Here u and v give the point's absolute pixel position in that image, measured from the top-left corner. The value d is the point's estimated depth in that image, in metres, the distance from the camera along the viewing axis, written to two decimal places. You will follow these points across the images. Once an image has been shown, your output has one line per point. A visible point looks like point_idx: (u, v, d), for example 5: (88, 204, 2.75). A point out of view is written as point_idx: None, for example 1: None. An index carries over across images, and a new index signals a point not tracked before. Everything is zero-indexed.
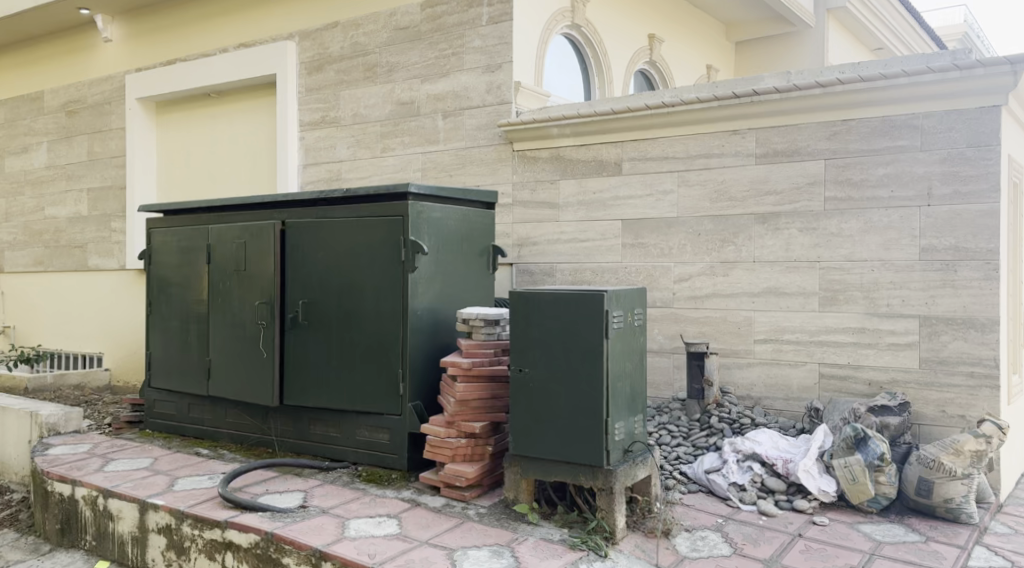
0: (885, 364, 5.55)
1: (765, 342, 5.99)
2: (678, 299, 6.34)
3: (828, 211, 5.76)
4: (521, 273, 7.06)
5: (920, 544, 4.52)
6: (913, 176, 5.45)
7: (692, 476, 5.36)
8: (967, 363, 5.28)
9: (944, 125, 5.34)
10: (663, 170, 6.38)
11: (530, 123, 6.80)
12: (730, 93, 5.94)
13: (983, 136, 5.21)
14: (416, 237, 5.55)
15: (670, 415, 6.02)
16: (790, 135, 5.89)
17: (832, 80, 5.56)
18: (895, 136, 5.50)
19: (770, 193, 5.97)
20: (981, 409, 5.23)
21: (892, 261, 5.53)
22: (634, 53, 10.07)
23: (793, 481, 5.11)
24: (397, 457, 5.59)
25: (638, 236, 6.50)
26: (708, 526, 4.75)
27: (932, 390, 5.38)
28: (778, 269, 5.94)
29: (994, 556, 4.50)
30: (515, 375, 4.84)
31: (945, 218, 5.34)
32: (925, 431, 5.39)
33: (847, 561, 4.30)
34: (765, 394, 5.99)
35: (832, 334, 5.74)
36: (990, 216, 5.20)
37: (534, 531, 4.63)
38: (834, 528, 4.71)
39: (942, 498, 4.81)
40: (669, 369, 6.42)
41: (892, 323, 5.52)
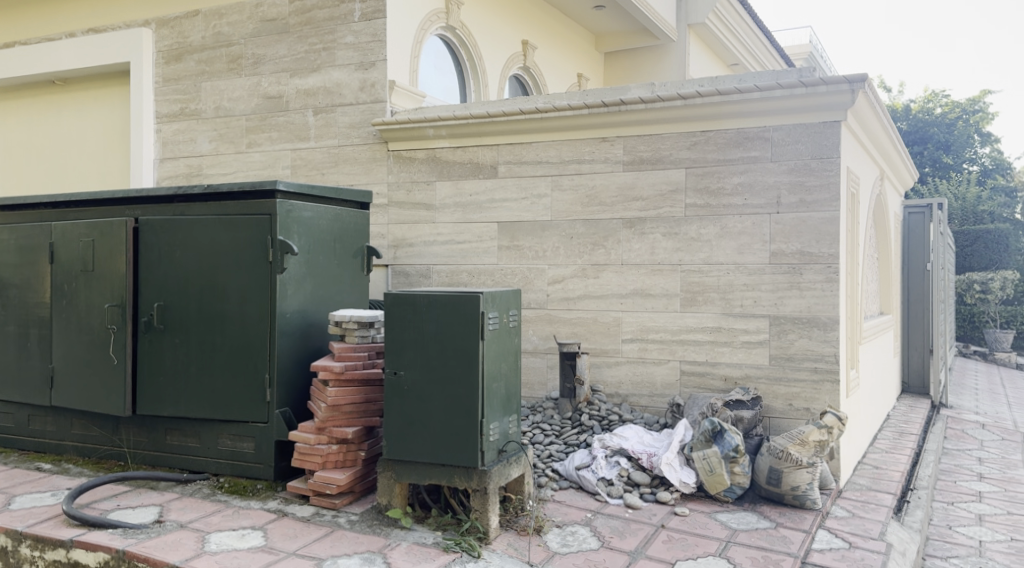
0: (739, 361, 5.88)
1: (633, 341, 6.21)
2: (551, 300, 6.47)
3: (689, 217, 6.04)
4: (397, 275, 6.99)
5: (770, 530, 4.82)
6: (764, 185, 5.81)
7: (563, 473, 5.46)
8: (811, 359, 5.67)
9: (791, 138, 5.73)
10: (536, 173, 6.50)
11: (404, 123, 6.75)
12: (599, 101, 6.13)
13: (825, 149, 5.63)
14: (285, 237, 5.35)
15: (543, 414, 6.13)
16: (655, 143, 6.14)
17: (692, 93, 5.84)
18: (748, 147, 5.86)
19: (637, 198, 6.19)
20: (823, 402, 5.63)
21: (745, 265, 5.88)
22: (508, 58, 10.18)
23: (657, 474, 5.33)
24: (263, 468, 5.37)
25: (513, 238, 6.58)
26: (578, 521, 4.86)
27: (780, 385, 5.76)
28: (644, 272, 6.17)
29: (834, 538, 4.82)
30: (390, 378, 4.76)
31: (792, 225, 5.73)
32: (774, 423, 5.76)
33: (706, 550, 4.51)
34: (632, 392, 6.21)
35: (693, 333, 6.03)
36: (831, 224, 5.62)
37: (407, 536, 4.58)
38: (694, 518, 4.94)
39: (789, 486, 5.14)
40: (543, 369, 6.54)
41: (746, 322, 5.87)
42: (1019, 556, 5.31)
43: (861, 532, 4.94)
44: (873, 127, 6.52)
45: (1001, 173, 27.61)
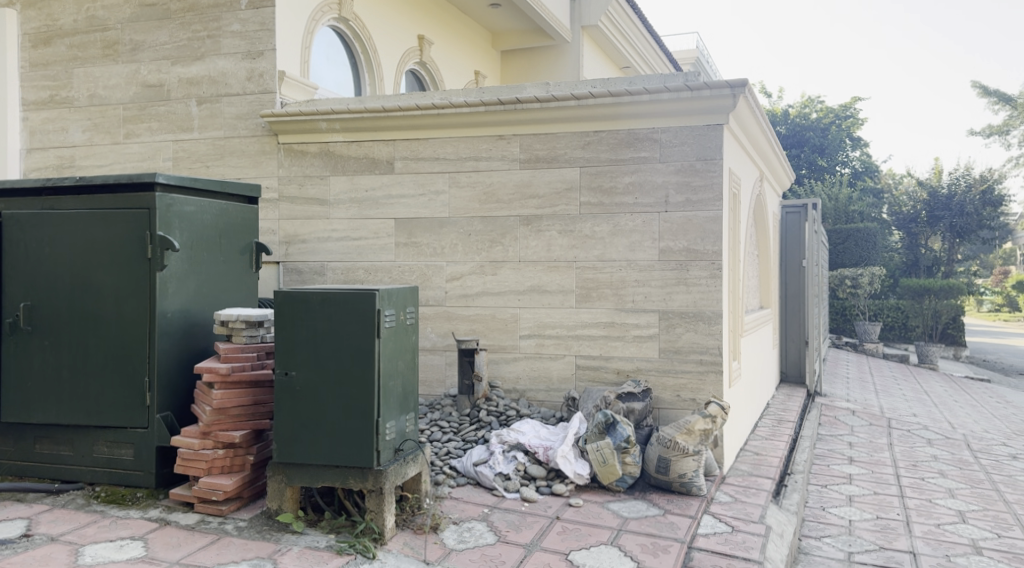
0: (631, 355, 6.03)
1: (530, 337, 6.27)
2: (449, 297, 6.44)
3: (583, 215, 6.14)
4: (289, 272, 6.80)
5: (659, 517, 4.96)
6: (653, 184, 5.97)
7: (461, 470, 5.45)
8: (697, 352, 5.88)
9: (678, 139, 5.92)
10: (432, 170, 6.45)
11: (295, 115, 6.56)
12: (495, 99, 6.14)
13: (709, 151, 5.84)
14: (165, 232, 5.11)
15: (441, 411, 6.10)
16: (550, 142, 6.21)
17: (585, 93, 5.94)
18: (638, 147, 6.01)
19: (533, 196, 6.25)
20: (708, 392, 5.85)
21: (637, 262, 6.03)
22: (403, 52, 10.06)
23: (553, 467, 5.40)
24: (143, 475, 5.11)
25: (411, 234, 6.51)
26: (475, 517, 4.86)
27: (669, 377, 5.94)
28: (541, 269, 6.24)
29: (719, 522, 5.01)
30: (280, 379, 4.62)
31: (680, 223, 5.92)
32: (663, 414, 5.94)
33: (598, 539, 4.61)
34: (529, 387, 6.26)
35: (588, 328, 6.14)
36: (715, 222, 5.84)
37: (299, 540, 4.46)
38: (587, 509, 5.03)
39: (677, 474, 5.32)
40: (440, 367, 6.51)
41: (637, 317, 6.02)
42: (884, 533, 5.68)
43: (743, 515, 5.15)
44: (754, 130, 6.82)
45: (870, 175, 29.45)
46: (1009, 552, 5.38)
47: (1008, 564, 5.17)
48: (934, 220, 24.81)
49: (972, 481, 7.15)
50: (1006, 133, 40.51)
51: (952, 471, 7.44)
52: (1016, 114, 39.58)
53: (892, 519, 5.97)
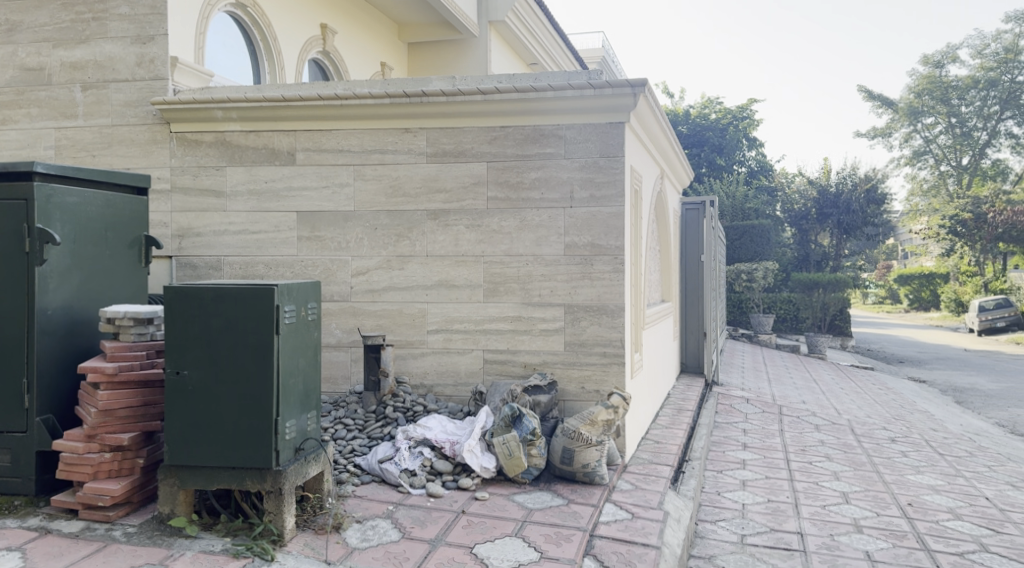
0: (537, 349, 6.08)
1: (437, 332, 6.23)
2: (354, 293, 6.33)
3: (490, 210, 6.14)
4: (183, 267, 6.53)
5: (563, 507, 5.02)
6: (559, 180, 6.03)
7: (365, 468, 5.37)
8: (601, 344, 5.98)
9: (581, 136, 5.99)
10: (336, 162, 6.32)
11: (189, 103, 6.29)
12: (400, 91, 6.06)
13: (611, 148, 5.95)
14: (44, 225, 4.82)
15: (346, 409, 6.00)
16: (456, 137, 6.18)
17: (492, 88, 5.93)
18: (544, 143, 6.05)
19: (440, 190, 6.20)
20: (611, 384, 5.96)
21: (543, 256, 6.08)
22: (305, 41, 9.81)
23: (459, 461, 5.39)
24: (22, 482, 4.82)
25: (314, 228, 6.36)
26: (379, 514, 4.80)
27: (574, 369, 6.02)
28: (448, 264, 6.20)
29: (619, 510, 5.12)
30: (171, 378, 4.44)
31: (584, 218, 6.00)
32: (569, 406, 6.01)
33: (503, 531, 4.62)
34: (437, 382, 6.23)
35: (495, 322, 6.15)
36: (618, 218, 5.95)
37: (193, 544, 4.31)
38: (493, 502, 5.05)
39: (580, 464, 5.39)
40: (345, 363, 6.38)
41: (543, 312, 6.08)
42: (775, 515, 5.94)
43: (643, 502, 5.28)
44: (654, 129, 6.98)
45: (764, 174, 30.65)
46: (886, 529, 5.71)
47: (885, 540, 5.49)
48: (823, 217, 26.06)
49: (854, 463, 7.56)
50: (888, 135, 42.93)
51: (837, 455, 7.85)
52: (897, 118, 41.98)
53: (783, 502, 6.25)
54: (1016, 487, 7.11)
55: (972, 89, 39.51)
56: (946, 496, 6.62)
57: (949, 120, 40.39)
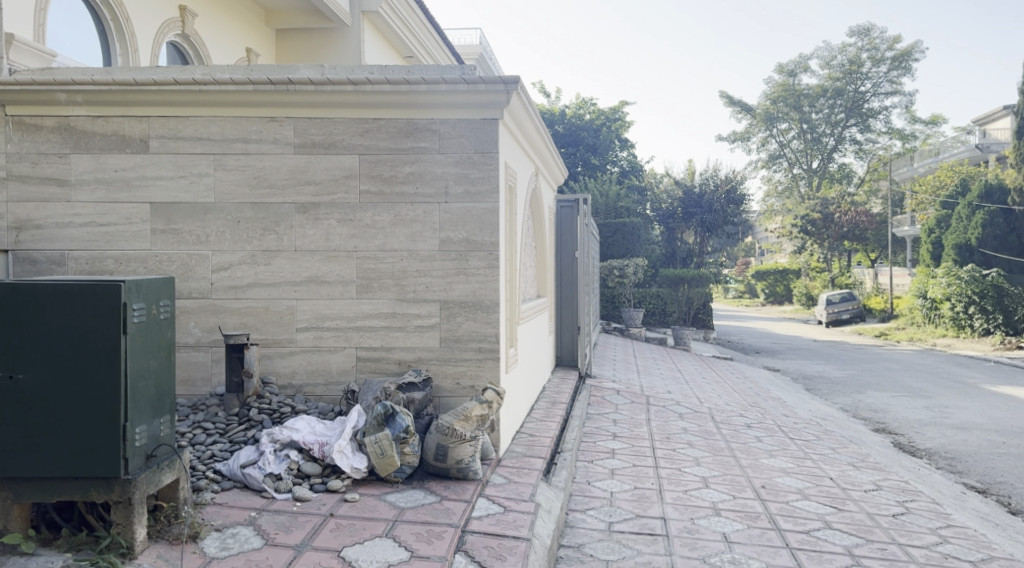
0: (411, 345, 5.99)
1: (306, 330, 6.03)
2: (216, 289, 6.03)
3: (363, 204, 5.99)
4: (21, 262, 6.02)
5: (435, 504, 4.96)
6: (433, 175, 5.96)
7: (227, 474, 5.12)
8: (476, 339, 5.96)
9: (456, 131, 5.94)
10: (194, 151, 5.99)
11: (28, 84, 5.79)
12: (265, 78, 5.79)
13: (486, 144, 5.93)
14: None
15: (206, 412, 5.71)
16: (326, 127, 5.99)
17: (363, 79, 5.76)
18: (418, 137, 5.96)
19: (309, 182, 6.00)
20: (486, 378, 5.96)
21: (417, 252, 5.99)
22: (162, 23, 9.26)
23: (329, 463, 5.23)
24: None
25: (170, 221, 6.01)
26: (240, 521, 4.59)
27: (449, 365, 5.97)
28: (318, 259, 6.01)
29: (492, 504, 5.12)
30: (3, 383, 4.09)
31: (459, 214, 5.96)
32: (444, 402, 5.97)
33: (373, 532, 4.51)
34: (305, 381, 6.03)
35: (368, 319, 6.01)
36: (492, 214, 5.94)
37: (29, 563, 3.97)
38: (363, 502, 4.92)
39: (454, 460, 5.34)
40: (206, 364, 6.06)
41: (418, 307, 5.99)
42: (640, 502, 6.11)
43: (515, 496, 5.30)
44: (527, 127, 7.03)
45: (635, 174, 31.65)
46: (742, 511, 6.00)
47: (741, 521, 5.76)
48: (688, 216, 27.17)
49: (714, 449, 7.91)
50: (748, 139, 45.28)
51: (699, 442, 8.19)
52: (755, 123, 44.34)
53: (648, 489, 6.45)
54: (857, 467, 7.65)
55: (821, 98, 42.26)
56: (796, 477, 7.04)
57: (801, 127, 43.03)
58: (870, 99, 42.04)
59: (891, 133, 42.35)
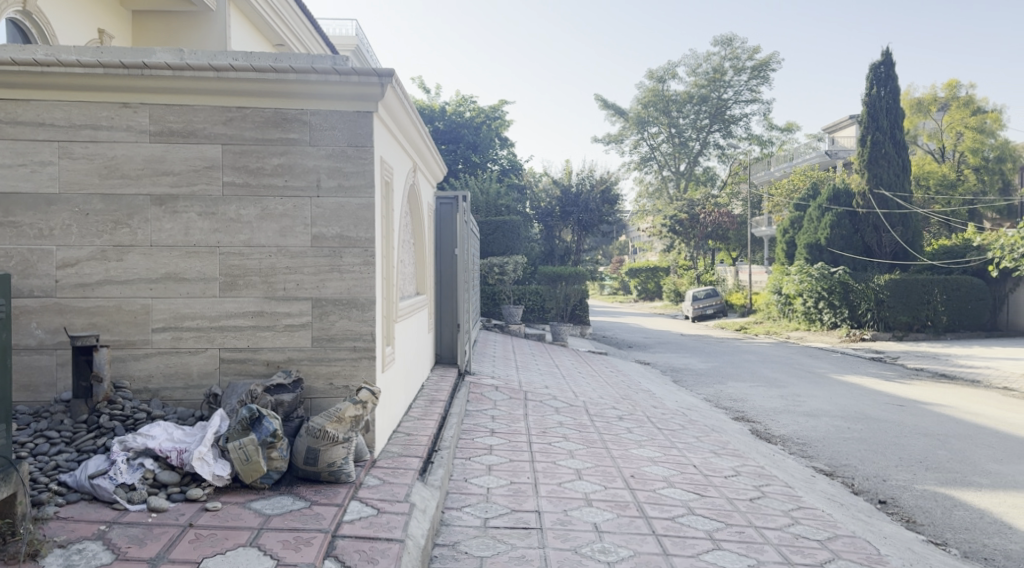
0: (281, 345, 5.76)
1: (164, 330, 5.69)
2: (61, 288, 5.60)
3: (226, 197, 5.70)
4: None
5: (305, 509, 4.78)
6: (304, 168, 5.75)
7: (73, 486, 4.77)
8: (350, 338, 5.80)
9: (328, 123, 5.76)
10: (37, 138, 5.55)
11: None
12: (116, 61, 5.41)
13: (360, 137, 5.77)
14: None
15: (50, 420, 5.29)
16: (185, 115, 5.66)
17: (225, 65, 5.48)
18: (286, 128, 5.73)
19: (166, 173, 5.66)
20: (361, 378, 5.81)
21: (287, 248, 5.75)
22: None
23: (188, 471, 4.95)
24: None
25: (7, 212, 5.54)
26: (88, 537, 4.27)
27: (322, 365, 5.78)
28: (177, 255, 5.68)
29: (365, 506, 4.99)
30: None
31: (332, 209, 5.77)
32: (315, 404, 5.78)
33: (236, 542, 4.30)
34: (163, 385, 5.69)
35: (233, 318, 5.73)
36: (367, 209, 5.79)
37: None
38: (225, 511, 4.68)
39: (325, 463, 5.17)
40: (50, 368, 5.61)
41: (288, 306, 5.77)
42: (516, 496, 6.15)
43: (389, 497, 5.19)
44: (404, 120, 6.89)
45: (514, 173, 31.94)
46: (613, 500, 6.13)
47: (612, 511, 5.88)
48: (565, 215, 27.70)
49: (588, 441, 8.06)
50: (621, 142, 46.64)
51: (574, 435, 8.33)
52: (627, 126, 45.69)
53: (524, 483, 6.49)
54: (718, 454, 8.00)
55: (688, 103, 44.05)
56: (663, 466, 7.27)
57: (670, 130, 44.71)
58: (732, 106, 44.16)
59: (751, 138, 44.67)
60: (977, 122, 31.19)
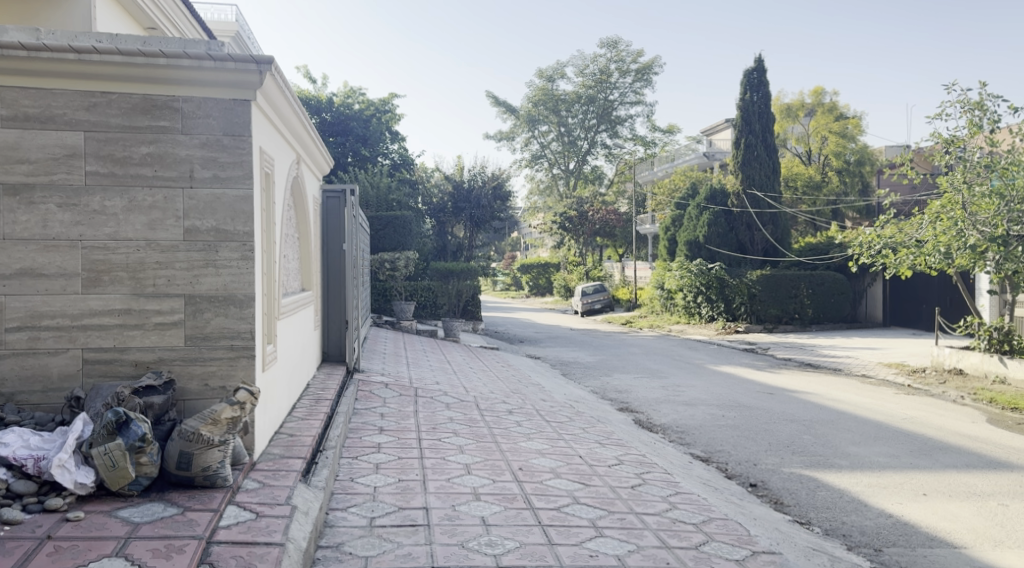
0: (150, 345, 5.47)
1: (19, 330, 5.33)
2: None
3: (89, 187, 5.37)
4: None
5: (177, 516, 4.56)
6: (175, 157, 5.47)
7: None
8: (227, 337, 5.58)
9: (202, 110, 5.50)
10: None
11: None
12: None
13: (236, 126, 5.55)
14: None
15: None
16: (43, 100, 5.30)
17: (87, 47, 5.15)
18: (156, 116, 5.44)
19: (21, 160, 5.30)
20: (238, 378, 5.60)
21: (157, 242, 5.46)
22: None
23: (46, 480, 4.65)
24: None
25: None
26: None
27: (196, 365, 5.53)
28: (33, 249, 5.31)
29: (242, 511, 4.81)
30: None
31: (206, 201, 5.52)
32: (189, 406, 5.53)
33: (100, 553, 4.06)
34: (19, 389, 5.33)
35: (98, 317, 5.41)
36: (245, 202, 5.58)
37: None
38: (89, 521, 4.41)
39: (200, 468, 4.94)
40: None
41: (158, 303, 5.48)
42: (403, 494, 6.08)
43: (269, 500, 5.03)
44: (285, 111, 6.67)
45: (406, 168, 31.65)
46: (500, 493, 6.17)
47: (499, 504, 5.92)
48: (457, 211, 27.70)
49: (477, 436, 8.08)
50: (512, 139, 47.03)
51: (463, 430, 8.33)
52: (518, 124, 46.10)
53: (412, 480, 6.44)
54: (603, 444, 8.19)
55: (576, 103, 44.86)
56: (550, 458, 7.38)
57: (559, 129, 45.53)
58: (618, 107, 45.30)
59: (636, 139, 45.98)
60: (840, 128, 33.10)
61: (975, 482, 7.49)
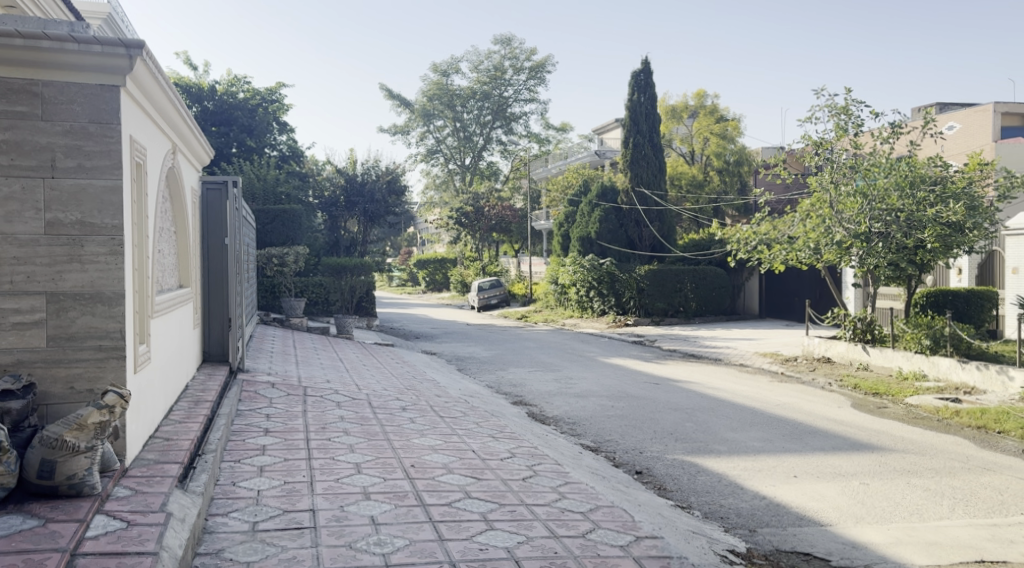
0: (8, 346, 5.12)
1: None
2: None
3: None
4: None
5: (37, 528, 4.28)
6: (34, 145, 5.13)
7: None
8: (95, 337, 5.26)
9: (64, 96, 5.17)
10: None
11: None
12: None
13: (104, 114, 5.24)
14: None
15: None
16: None
17: None
18: (13, 100, 5.08)
19: None
20: (107, 380, 5.28)
21: (14, 236, 5.10)
22: None
23: None
24: None
25: None
26: None
27: (59, 367, 5.21)
28: None
29: (112, 520, 4.57)
30: None
31: (70, 192, 5.19)
32: (52, 411, 5.20)
33: None
34: None
35: None
36: (113, 193, 5.27)
37: None
38: None
39: (65, 476, 4.65)
40: None
41: (17, 302, 5.13)
42: (288, 497, 5.92)
43: (142, 508, 4.79)
44: (158, 98, 6.33)
45: (295, 160, 30.84)
46: (390, 492, 6.10)
47: (389, 503, 5.85)
48: (350, 205, 27.23)
49: (368, 434, 7.96)
50: (406, 132, 46.62)
51: (354, 429, 8.19)
52: (413, 118, 45.73)
53: (298, 482, 6.28)
54: (496, 438, 8.24)
55: (471, 99, 44.94)
56: (442, 453, 7.36)
57: (455, 124, 45.45)
58: (513, 104, 45.61)
59: (530, 136, 46.46)
60: (721, 128, 34.58)
61: (841, 464, 7.96)
